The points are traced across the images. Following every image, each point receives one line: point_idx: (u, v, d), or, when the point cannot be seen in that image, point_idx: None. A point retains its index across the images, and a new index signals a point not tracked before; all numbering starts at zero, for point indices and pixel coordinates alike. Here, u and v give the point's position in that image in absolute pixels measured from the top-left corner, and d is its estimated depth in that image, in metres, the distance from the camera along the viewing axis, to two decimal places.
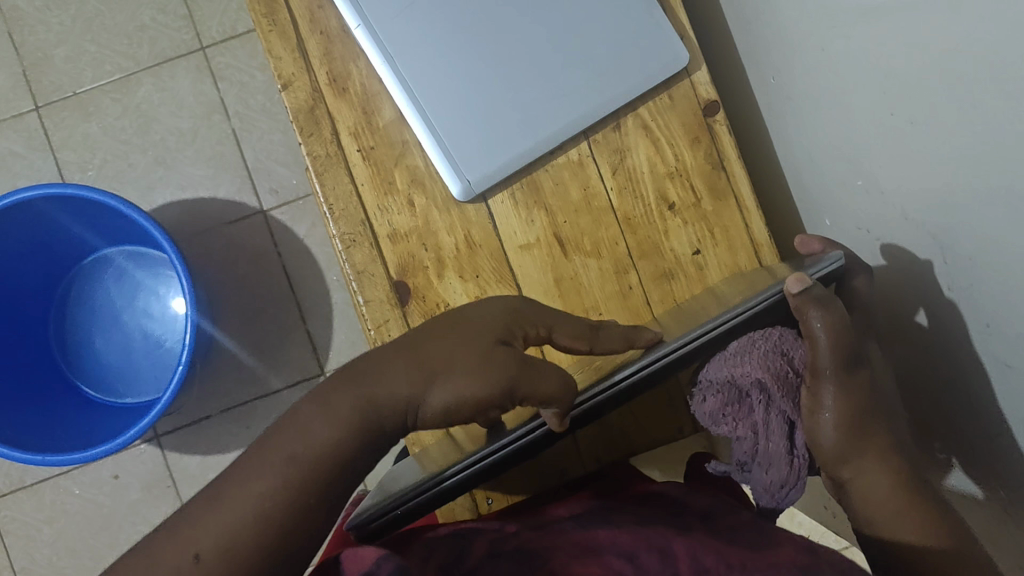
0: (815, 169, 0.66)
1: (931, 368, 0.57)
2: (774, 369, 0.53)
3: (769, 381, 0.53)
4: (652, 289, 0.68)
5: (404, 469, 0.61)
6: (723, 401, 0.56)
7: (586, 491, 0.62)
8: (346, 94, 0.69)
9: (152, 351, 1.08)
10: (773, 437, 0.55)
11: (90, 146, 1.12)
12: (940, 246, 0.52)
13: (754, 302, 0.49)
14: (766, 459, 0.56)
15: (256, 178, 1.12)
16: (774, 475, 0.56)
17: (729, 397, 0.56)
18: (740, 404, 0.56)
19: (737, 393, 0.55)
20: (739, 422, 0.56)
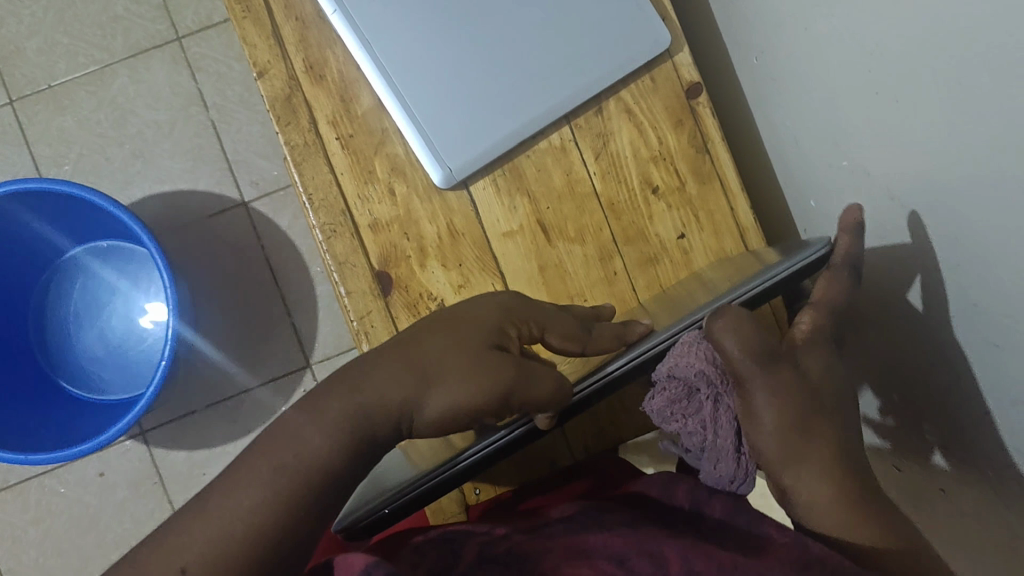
0: (800, 151, 0.65)
1: (916, 349, 0.57)
2: (715, 359, 0.47)
3: (710, 372, 0.47)
4: (638, 276, 0.67)
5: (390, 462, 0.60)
6: (669, 399, 0.49)
7: (579, 487, 0.62)
8: (324, 82, 0.67)
9: (134, 348, 1.06)
10: (719, 433, 0.49)
11: (66, 140, 1.10)
12: (926, 225, 0.51)
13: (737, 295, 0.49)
14: (713, 456, 0.49)
15: (235, 170, 1.10)
16: (720, 472, 0.50)
17: (675, 393, 0.49)
18: (688, 400, 0.49)
19: (684, 389, 0.49)
20: (687, 419, 0.50)
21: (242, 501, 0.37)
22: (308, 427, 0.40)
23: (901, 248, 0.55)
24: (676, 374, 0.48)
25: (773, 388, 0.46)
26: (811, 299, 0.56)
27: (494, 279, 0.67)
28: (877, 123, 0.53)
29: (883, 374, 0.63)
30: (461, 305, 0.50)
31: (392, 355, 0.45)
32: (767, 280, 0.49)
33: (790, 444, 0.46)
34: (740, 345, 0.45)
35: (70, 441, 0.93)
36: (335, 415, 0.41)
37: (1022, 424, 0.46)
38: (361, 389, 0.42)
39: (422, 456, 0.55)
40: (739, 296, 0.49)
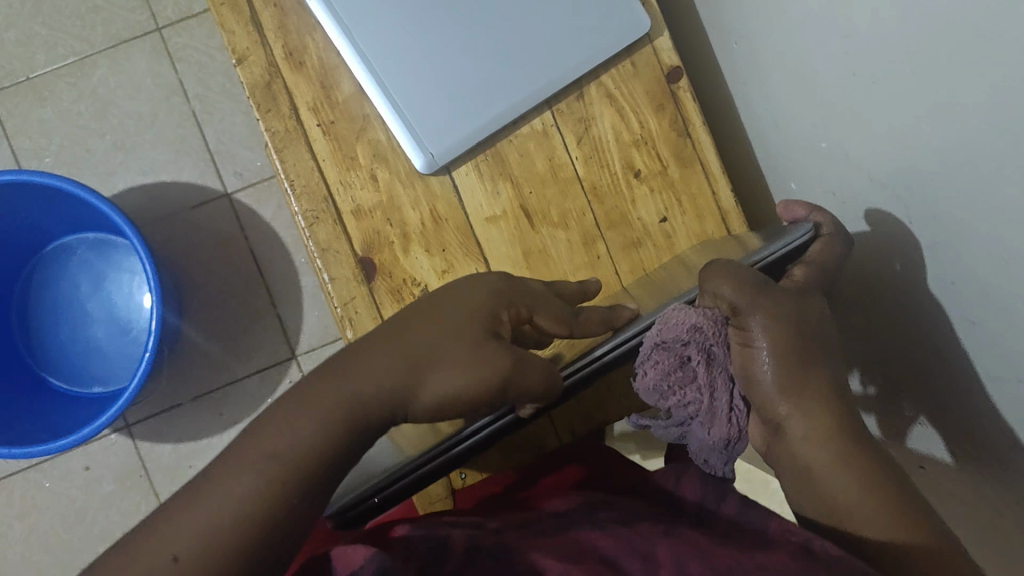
0: (780, 134, 0.66)
1: (896, 329, 0.58)
2: (710, 314, 0.45)
3: (706, 328, 0.45)
4: (623, 261, 0.68)
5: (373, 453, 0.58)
6: (665, 372, 0.45)
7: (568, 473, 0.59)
8: (304, 69, 0.67)
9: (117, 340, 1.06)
10: (716, 395, 0.46)
11: (46, 131, 1.09)
12: (903, 204, 0.52)
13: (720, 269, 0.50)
14: (704, 424, 0.46)
15: (218, 160, 1.10)
16: (712, 439, 0.46)
17: (667, 364, 0.45)
18: (681, 372, 0.46)
19: (680, 359, 0.45)
20: (683, 389, 0.46)
21: (228, 487, 0.38)
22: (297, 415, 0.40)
23: (881, 230, 0.55)
24: (670, 336, 0.45)
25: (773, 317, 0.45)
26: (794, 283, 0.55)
27: (479, 265, 0.67)
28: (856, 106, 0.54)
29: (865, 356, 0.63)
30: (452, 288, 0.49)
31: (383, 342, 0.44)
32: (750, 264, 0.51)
33: (789, 382, 0.44)
34: (731, 289, 0.45)
35: (54, 434, 0.93)
36: (325, 403, 0.40)
37: (1001, 400, 0.47)
38: (353, 378, 0.42)
39: (410, 443, 0.54)
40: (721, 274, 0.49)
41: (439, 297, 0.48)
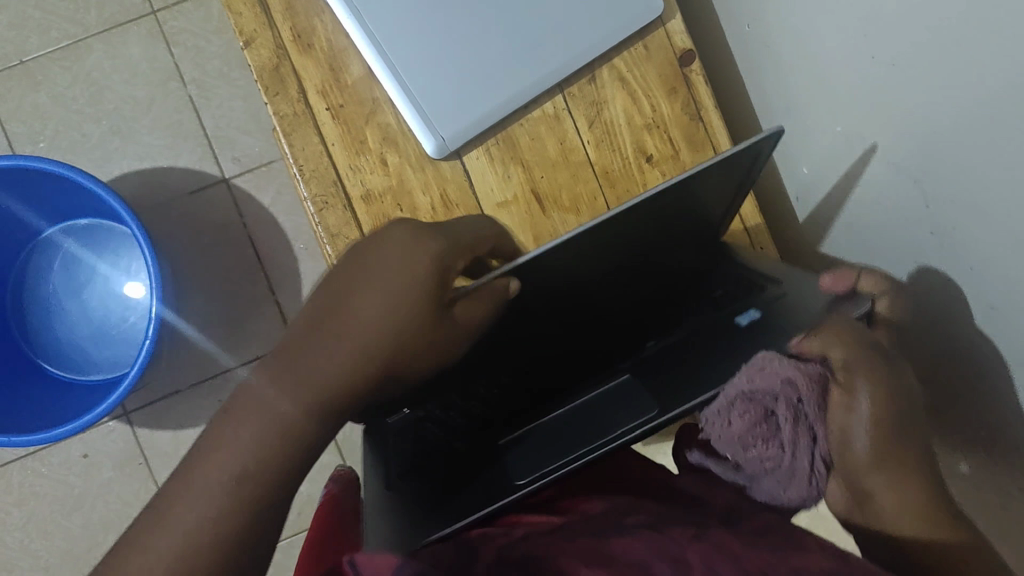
0: (795, 119, 0.65)
1: None
2: (808, 370, 0.44)
3: (801, 384, 0.44)
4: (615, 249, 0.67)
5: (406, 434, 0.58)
6: (748, 420, 0.45)
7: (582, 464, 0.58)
8: (312, 51, 0.66)
9: (116, 325, 1.05)
10: (798, 454, 0.45)
11: (40, 116, 1.08)
12: (922, 189, 0.51)
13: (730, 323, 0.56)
14: (782, 478, 0.45)
15: (216, 146, 1.09)
16: (788, 493, 0.45)
17: (752, 415, 0.45)
18: (767, 424, 0.45)
19: (766, 410, 0.45)
20: (765, 443, 0.45)
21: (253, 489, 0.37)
22: (293, 399, 0.43)
23: (896, 217, 0.55)
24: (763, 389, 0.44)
25: (876, 382, 0.44)
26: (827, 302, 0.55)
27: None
28: (873, 91, 0.53)
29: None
30: (372, 252, 0.49)
31: (326, 322, 0.46)
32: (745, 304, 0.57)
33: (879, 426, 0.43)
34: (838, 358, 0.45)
35: (53, 421, 0.92)
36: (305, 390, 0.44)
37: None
38: (314, 367, 0.44)
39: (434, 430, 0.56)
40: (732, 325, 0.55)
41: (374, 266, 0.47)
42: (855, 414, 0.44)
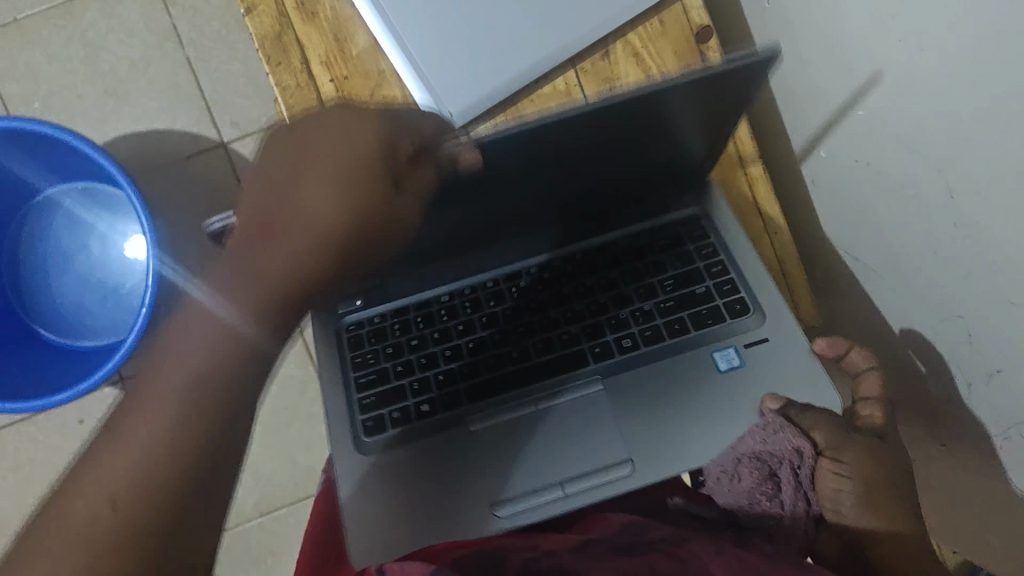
0: (811, 99, 0.62)
1: (930, 305, 0.56)
2: (807, 446, 0.55)
3: (805, 452, 0.56)
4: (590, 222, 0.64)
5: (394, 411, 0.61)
6: (756, 480, 0.56)
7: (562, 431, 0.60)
8: (317, 20, 0.64)
9: (113, 292, 1.03)
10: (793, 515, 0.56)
11: (34, 76, 1.05)
12: (946, 177, 0.49)
13: (698, 305, 0.61)
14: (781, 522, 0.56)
15: (214, 110, 1.06)
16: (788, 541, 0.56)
17: (762, 472, 0.56)
18: (767, 484, 0.56)
19: (767, 471, 0.56)
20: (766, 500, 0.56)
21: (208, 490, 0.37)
22: (233, 305, 0.41)
23: (914, 208, 0.53)
24: (771, 451, 0.56)
25: (862, 452, 0.56)
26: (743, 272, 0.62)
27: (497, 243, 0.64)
28: (891, 79, 0.51)
29: (899, 334, 0.61)
30: (319, 120, 0.45)
31: (268, 212, 0.43)
32: (720, 297, 0.61)
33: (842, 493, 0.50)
34: (824, 436, 0.56)
35: (45, 388, 0.90)
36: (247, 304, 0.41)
37: None
38: (268, 267, 0.42)
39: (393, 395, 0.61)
40: (699, 306, 0.61)
41: (316, 141, 0.44)
42: (843, 476, 0.55)
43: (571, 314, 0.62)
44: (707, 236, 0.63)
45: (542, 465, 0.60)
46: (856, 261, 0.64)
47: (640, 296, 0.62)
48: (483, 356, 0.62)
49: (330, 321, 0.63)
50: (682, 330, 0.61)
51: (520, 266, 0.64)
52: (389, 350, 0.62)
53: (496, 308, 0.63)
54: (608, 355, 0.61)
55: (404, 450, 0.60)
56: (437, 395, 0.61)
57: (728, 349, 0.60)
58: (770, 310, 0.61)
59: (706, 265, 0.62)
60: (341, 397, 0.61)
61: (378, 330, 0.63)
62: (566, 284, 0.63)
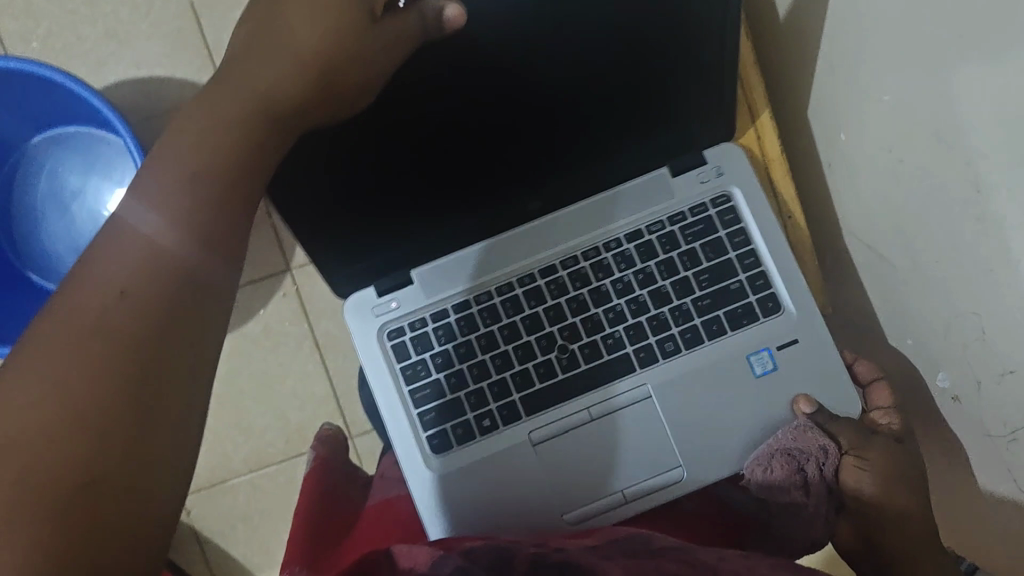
0: (830, 84, 0.60)
1: (948, 303, 0.54)
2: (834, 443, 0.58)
3: (830, 451, 0.58)
4: (602, 211, 0.61)
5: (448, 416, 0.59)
6: (788, 472, 0.57)
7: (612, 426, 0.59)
8: None
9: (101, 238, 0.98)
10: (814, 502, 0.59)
11: (34, 14, 1.02)
12: (972, 170, 0.47)
13: (732, 303, 0.60)
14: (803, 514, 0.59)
15: (216, 59, 1.03)
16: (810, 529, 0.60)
17: (792, 466, 0.57)
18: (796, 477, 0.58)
19: (797, 466, 0.58)
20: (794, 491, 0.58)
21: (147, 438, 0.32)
22: (171, 188, 0.37)
23: (938, 197, 0.51)
24: (802, 449, 0.57)
25: (885, 453, 0.59)
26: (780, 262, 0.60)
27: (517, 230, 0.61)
28: (920, 66, 0.49)
29: (913, 329, 0.59)
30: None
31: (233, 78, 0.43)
32: (753, 293, 0.60)
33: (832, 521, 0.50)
34: (849, 439, 0.59)
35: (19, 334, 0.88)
36: (184, 203, 0.36)
37: None
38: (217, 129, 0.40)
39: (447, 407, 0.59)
40: (733, 304, 0.60)
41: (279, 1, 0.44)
42: (865, 473, 0.59)
43: (613, 314, 0.60)
44: (739, 220, 0.60)
45: (600, 474, 0.59)
46: (870, 250, 0.62)
47: (676, 292, 0.60)
48: (530, 363, 0.60)
49: (373, 333, 0.60)
50: (719, 332, 0.59)
51: (558, 262, 0.60)
52: (437, 360, 0.60)
53: (538, 310, 0.60)
54: (650, 361, 0.59)
55: (471, 467, 0.59)
56: (494, 404, 0.59)
57: (761, 353, 0.59)
58: (800, 311, 0.60)
59: (738, 256, 0.60)
60: (398, 415, 0.59)
61: (420, 337, 0.60)
62: (605, 280, 0.60)
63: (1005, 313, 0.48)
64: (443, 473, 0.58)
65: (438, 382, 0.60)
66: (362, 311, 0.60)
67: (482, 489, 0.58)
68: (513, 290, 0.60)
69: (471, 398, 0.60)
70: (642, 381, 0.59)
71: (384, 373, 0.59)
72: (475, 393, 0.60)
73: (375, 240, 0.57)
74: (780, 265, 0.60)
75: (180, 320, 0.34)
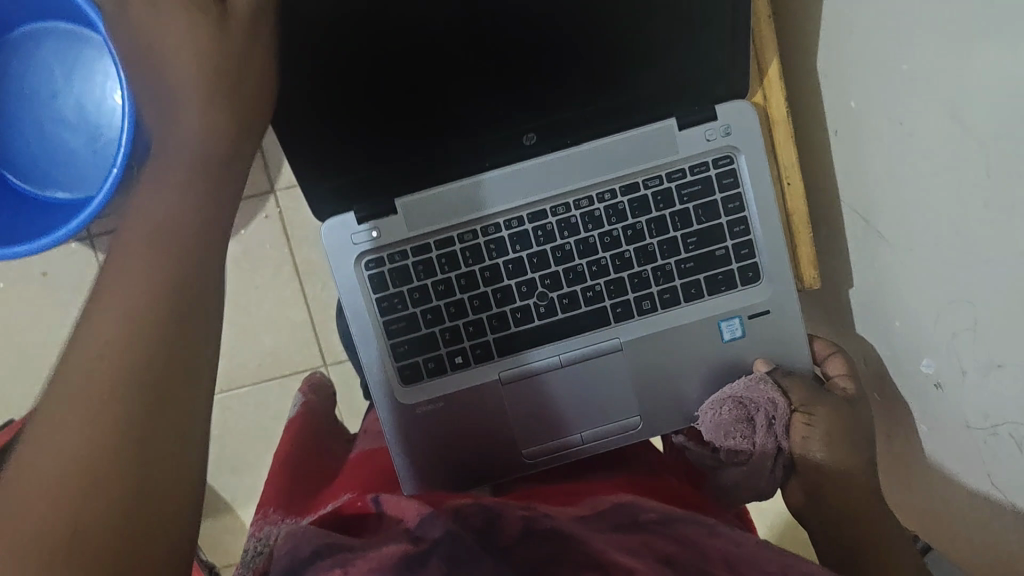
0: (852, 47, 0.55)
1: (944, 299, 0.52)
2: (789, 400, 0.56)
3: (781, 407, 0.55)
4: (598, 159, 0.56)
5: (416, 348, 0.58)
6: (737, 419, 0.55)
7: (582, 378, 0.58)
8: None
9: (86, 138, 0.84)
10: (761, 452, 0.57)
11: None
12: (985, 155, 0.45)
13: (715, 269, 0.57)
14: (749, 464, 0.57)
15: None
16: (755, 479, 0.58)
17: (741, 415, 0.56)
18: (747, 425, 0.56)
19: (747, 416, 0.56)
20: (741, 439, 0.56)
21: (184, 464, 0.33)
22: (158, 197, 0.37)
23: (946, 181, 0.49)
24: (750, 398, 0.56)
25: (833, 412, 0.56)
26: (772, 234, 0.57)
27: (511, 166, 0.56)
28: (950, 44, 0.45)
29: (904, 313, 0.57)
30: None
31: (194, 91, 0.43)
32: (736, 262, 0.57)
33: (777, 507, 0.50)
34: (799, 394, 0.56)
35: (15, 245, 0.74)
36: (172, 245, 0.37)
37: None
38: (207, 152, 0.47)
39: (417, 339, 0.57)
40: (715, 269, 0.57)
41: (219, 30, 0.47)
42: (813, 430, 0.56)
43: (596, 267, 0.57)
44: (736, 186, 0.57)
45: (565, 417, 0.59)
46: (867, 226, 0.59)
47: (662, 252, 0.57)
48: (508, 307, 0.57)
49: (352, 259, 0.56)
50: (696, 296, 0.58)
51: (548, 208, 0.57)
52: (415, 295, 0.57)
53: (522, 255, 0.57)
54: (627, 317, 0.58)
55: (435, 402, 0.58)
56: (468, 342, 0.58)
57: (732, 320, 0.58)
58: (780, 281, 0.58)
59: (729, 222, 0.57)
60: (370, 345, 0.57)
61: (399, 270, 0.57)
62: (593, 233, 0.57)
63: (999, 306, 0.46)
64: (405, 400, 0.58)
65: (411, 314, 0.57)
66: (339, 238, 0.56)
67: (444, 421, 0.58)
68: (499, 233, 0.57)
69: (442, 335, 0.58)
70: (616, 334, 0.57)
71: (360, 302, 0.57)
72: (448, 330, 0.57)
73: (354, 175, 0.54)
74: (771, 237, 0.57)
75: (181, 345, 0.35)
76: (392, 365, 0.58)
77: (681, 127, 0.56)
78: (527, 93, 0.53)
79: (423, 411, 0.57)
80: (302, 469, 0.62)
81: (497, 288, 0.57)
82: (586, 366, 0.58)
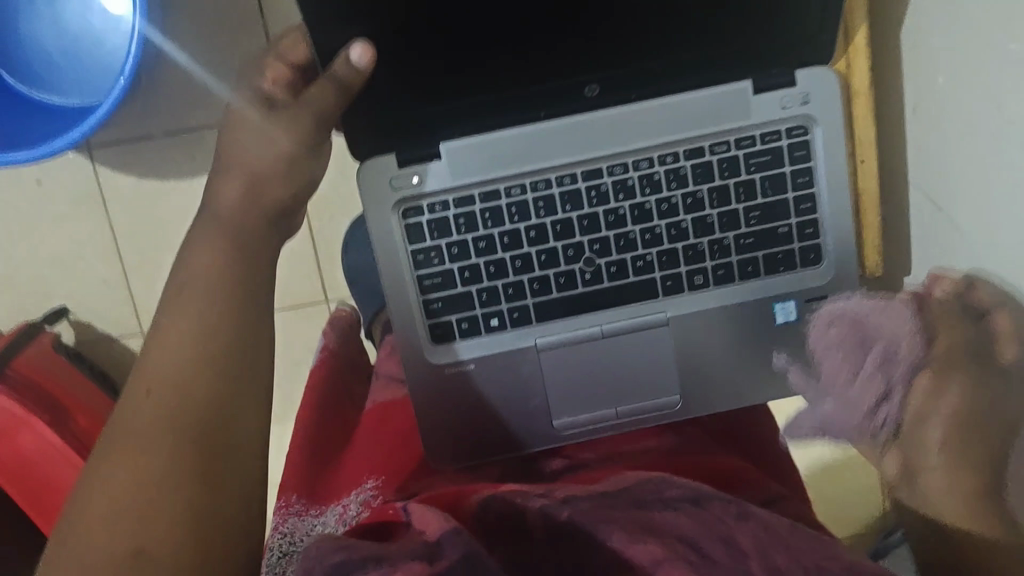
0: (947, 16, 0.50)
1: None
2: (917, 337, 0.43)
3: (909, 343, 0.43)
4: (665, 119, 0.52)
5: (451, 308, 0.54)
6: (846, 334, 0.47)
7: (625, 349, 0.54)
8: None
9: (87, 40, 0.76)
10: (855, 385, 0.44)
11: None
12: None
13: (776, 246, 0.54)
14: (841, 402, 0.45)
15: None
16: (842, 423, 0.45)
17: (851, 331, 0.47)
18: (854, 347, 0.46)
19: (859, 339, 0.46)
20: (840, 360, 0.46)
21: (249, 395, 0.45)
22: (237, 214, 0.49)
23: None
24: (874, 324, 0.46)
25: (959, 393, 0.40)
26: (840, 214, 0.53)
27: (569, 118, 0.51)
28: None
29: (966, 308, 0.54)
30: None
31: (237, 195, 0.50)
32: (798, 241, 0.54)
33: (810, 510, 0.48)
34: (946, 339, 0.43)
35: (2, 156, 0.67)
36: (182, 401, 0.41)
37: None
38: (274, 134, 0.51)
39: (453, 298, 0.54)
40: (776, 247, 0.54)
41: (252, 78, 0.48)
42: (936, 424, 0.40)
43: (649, 235, 0.53)
44: (808, 159, 0.52)
45: (601, 390, 0.55)
46: (938, 212, 0.55)
47: (721, 225, 0.53)
48: (552, 270, 0.53)
49: (389, 204, 0.52)
50: (752, 274, 0.54)
51: (604, 166, 0.52)
52: (453, 250, 0.53)
53: (571, 216, 0.53)
54: (676, 291, 0.54)
55: (468, 366, 0.54)
56: (505, 304, 0.54)
57: (788, 301, 0.54)
58: (843, 264, 0.54)
59: (797, 198, 0.53)
60: (401, 300, 0.53)
61: (439, 222, 0.52)
62: (651, 198, 0.53)
63: None
64: (435, 361, 0.54)
65: (448, 271, 0.53)
66: (376, 180, 0.51)
67: (475, 387, 0.54)
68: (549, 189, 0.52)
69: (480, 296, 0.54)
70: (663, 308, 0.54)
71: (394, 252, 0.52)
72: (485, 291, 0.54)
73: (403, 109, 0.49)
74: (839, 215, 0.53)
75: (235, 331, 0.44)
76: (424, 324, 0.54)
77: (755, 91, 0.51)
78: (598, 37, 0.49)
79: (450, 372, 0.54)
80: (325, 418, 0.61)
81: (543, 250, 0.53)
82: (630, 339, 0.54)
